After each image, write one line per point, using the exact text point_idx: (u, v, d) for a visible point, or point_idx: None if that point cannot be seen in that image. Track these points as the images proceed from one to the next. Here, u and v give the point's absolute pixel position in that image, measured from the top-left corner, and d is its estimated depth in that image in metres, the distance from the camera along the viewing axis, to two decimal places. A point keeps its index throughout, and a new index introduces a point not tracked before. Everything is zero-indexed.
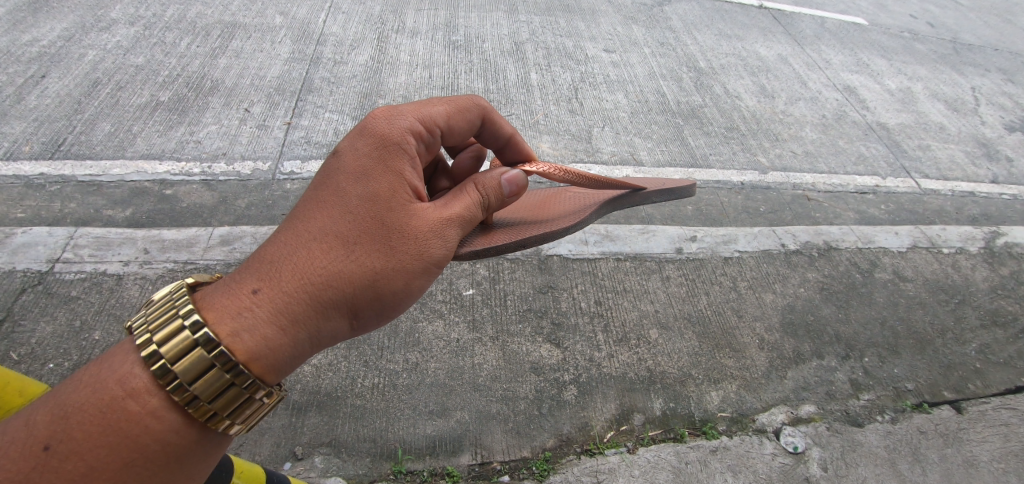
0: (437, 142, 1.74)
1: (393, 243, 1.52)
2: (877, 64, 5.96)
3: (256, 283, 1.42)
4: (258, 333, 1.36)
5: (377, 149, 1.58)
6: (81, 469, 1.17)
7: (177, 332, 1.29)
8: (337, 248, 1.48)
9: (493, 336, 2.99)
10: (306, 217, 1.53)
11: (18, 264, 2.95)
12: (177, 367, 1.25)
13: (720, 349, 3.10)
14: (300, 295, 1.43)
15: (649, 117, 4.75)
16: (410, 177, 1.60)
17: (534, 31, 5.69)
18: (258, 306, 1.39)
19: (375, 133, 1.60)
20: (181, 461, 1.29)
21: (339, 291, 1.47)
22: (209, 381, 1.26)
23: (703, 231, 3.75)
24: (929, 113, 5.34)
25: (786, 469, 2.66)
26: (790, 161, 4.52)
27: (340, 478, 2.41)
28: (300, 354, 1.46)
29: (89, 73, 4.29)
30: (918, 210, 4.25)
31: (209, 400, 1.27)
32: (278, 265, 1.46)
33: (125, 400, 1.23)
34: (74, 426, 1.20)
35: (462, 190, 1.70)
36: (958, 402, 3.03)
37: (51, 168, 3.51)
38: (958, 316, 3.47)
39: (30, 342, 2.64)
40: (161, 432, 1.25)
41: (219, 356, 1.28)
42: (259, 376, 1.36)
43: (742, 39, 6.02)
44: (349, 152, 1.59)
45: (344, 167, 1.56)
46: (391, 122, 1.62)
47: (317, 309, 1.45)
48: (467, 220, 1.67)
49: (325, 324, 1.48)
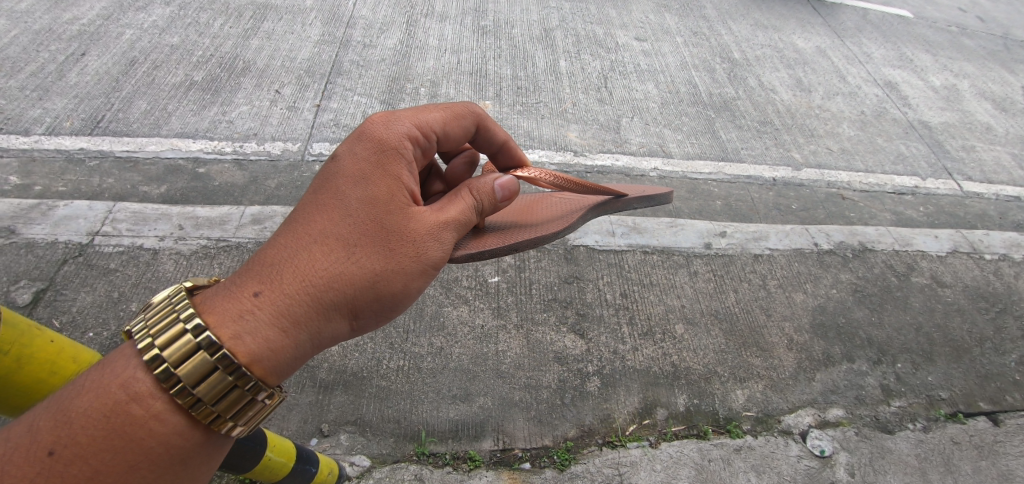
0: (432, 147, 1.70)
1: (393, 245, 1.47)
2: (920, 59, 5.77)
3: (257, 286, 1.38)
4: (261, 335, 1.32)
5: (376, 153, 1.54)
6: (86, 472, 1.14)
7: (178, 336, 1.25)
8: (338, 251, 1.44)
9: (518, 324, 2.97)
10: (307, 220, 1.48)
11: (59, 235, 2.99)
12: (179, 370, 1.21)
13: (747, 347, 3.05)
14: (300, 297, 1.39)
15: (681, 108, 4.66)
16: (408, 180, 1.57)
17: (565, 18, 5.60)
18: (260, 309, 1.35)
19: (373, 137, 1.55)
20: (185, 463, 1.26)
21: (340, 292, 1.42)
22: (212, 384, 1.23)
23: (733, 227, 3.68)
24: (975, 112, 5.17)
25: (812, 472, 2.61)
26: (825, 158, 4.40)
27: (364, 456, 2.42)
28: (301, 357, 1.41)
29: (126, 52, 4.33)
30: (959, 213, 4.13)
31: (213, 402, 1.24)
32: (278, 269, 1.41)
33: (129, 404, 1.20)
34: (77, 431, 1.16)
35: (456, 194, 1.66)
36: (994, 413, 2.95)
37: (91, 144, 3.55)
38: (998, 326, 3.37)
39: (70, 310, 2.68)
40: (165, 434, 1.21)
41: (221, 359, 1.25)
42: (261, 378, 1.32)
43: (778, 30, 5.86)
44: (348, 155, 1.54)
45: (344, 170, 1.52)
46: (389, 126, 1.58)
47: (318, 311, 1.41)
48: (464, 222, 1.63)
49: (326, 326, 1.44)
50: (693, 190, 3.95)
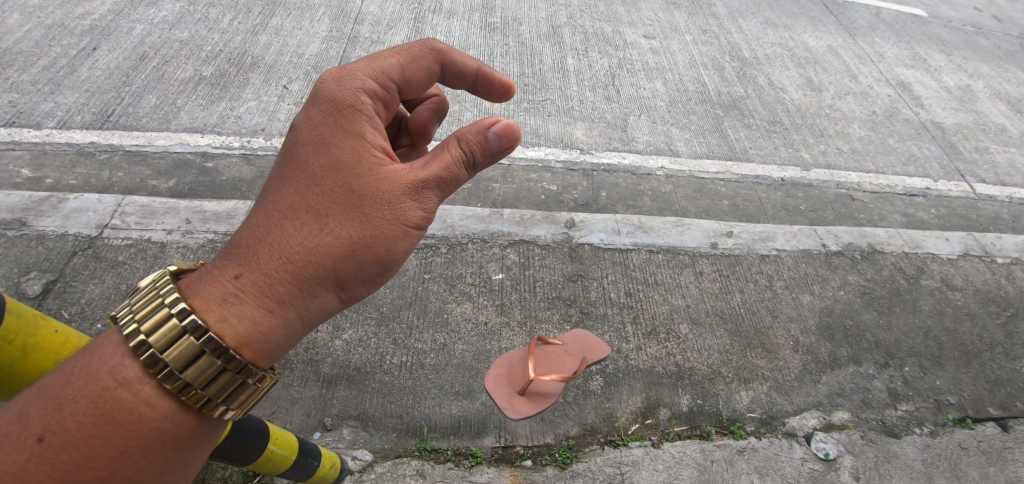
0: (393, 98, 1.72)
1: (367, 209, 1.51)
2: (934, 59, 5.69)
3: (237, 268, 1.39)
4: (247, 317, 1.35)
5: (332, 115, 1.58)
6: (77, 459, 1.16)
7: (165, 321, 1.25)
8: (312, 223, 1.47)
9: (521, 321, 2.97)
10: (277, 197, 1.51)
11: (69, 228, 3.03)
12: (167, 356, 1.22)
13: (752, 348, 3.03)
14: (280, 275, 1.41)
15: (688, 107, 4.63)
16: (373, 140, 1.59)
17: (573, 15, 5.58)
18: (242, 292, 1.37)
19: (328, 100, 1.59)
20: (178, 448, 1.27)
21: (320, 265, 1.45)
22: (200, 368, 1.24)
23: (740, 227, 3.66)
24: (990, 113, 5.08)
25: (816, 475, 2.59)
26: (835, 159, 4.36)
27: (367, 451, 2.44)
28: (292, 335, 1.43)
29: (137, 47, 4.37)
30: (971, 216, 4.07)
31: (203, 386, 1.24)
32: (254, 249, 1.43)
33: (118, 390, 1.21)
34: (66, 418, 1.17)
35: (441, 148, 1.60)
36: (1003, 419, 2.91)
37: (101, 138, 3.60)
38: (1009, 330, 3.32)
39: (80, 302, 2.72)
40: (156, 420, 1.23)
41: (208, 343, 1.25)
42: (252, 361, 1.33)
43: (789, 28, 5.80)
44: (306, 123, 1.58)
45: (304, 139, 1.56)
46: (343, 84, 1.60)
47: (300, 287, 1.43)
48: (446, 179, 1.60)
49: (312, 301, 1.46)
50: (700, 189, 3.93)
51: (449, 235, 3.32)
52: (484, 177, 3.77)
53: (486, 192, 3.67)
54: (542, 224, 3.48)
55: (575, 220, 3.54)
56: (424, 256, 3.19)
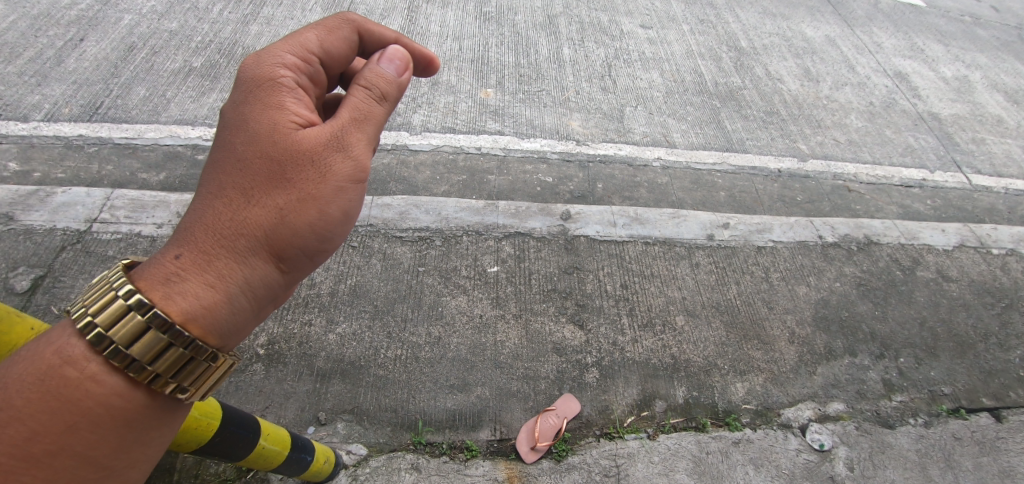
0: (318, 71, 1.66)
1: (298, 173, 1.48)
2: (932, 50, 5.66)
3: (176, 249, 1.34)
4: (190, 294, 1.29)
5: (254, 92, 1.54)
6: (20, 435, 1.08)
7: (110, 301, 1.19)
8: (244, 196, 1.44)
9: (517, 314, 2.96)
10: (209, 179, 1.47)
11: (58, 222, 3.00)
12: (113, 334, 1.17)
13: (748, 340, 3.03)
14: (216, 250, 1.37)
15: (685, 97, 4.60)
16: (298, 108, 1.56)
17: (569, 4, 5.52)
18: (183, 270, 1.31)
19: (248, 78, 1.56)
20: (130, 428, 1.21)
21: (257, 234, 1.41)
22: (147, 344, 1.17)
23: (736, 219, 3.65)
24: (987, 104, 5.07)
25: (810, 466, 2.59)
26: (832, 150, 4.34)
27: (362, 445, 2.43)
28: (238, 311, 1.37)
29: (125, 38, 4.30)
30: (967, 207, 4.07)
31: (150, 362, 1.18)
32: (190, 230, 1.39)
33: (63, 367, 1.15)
34: (9, 394, 1.11)
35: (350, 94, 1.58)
36: (997, 409, 2.92)
37: (90, 130, 3.55)
38: (1004, 321, 3.33)
39: (69, 297, 2.70)
40: (105, 396, 1.17)
41: (154, 318, 1.20)
42: (200, 338, 1.28)
43: (786, 18, 5.76)
44: (230, 106, 1.55)
45: (229, 121, 1.53)
46: (260, 59, 1.57)
47: (238, 258, 1.38)
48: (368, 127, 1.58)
49: (254, 274, 1.40)
50: (697, 180, 3.91)
51: (444, 227, 3.30)
52: (480, 169, 3.74)
53: (481, 184, 3.64)
54: (538, 216, 3.46)
55: (571, 211, 3.52)
56: (418, 249, 3.17)
